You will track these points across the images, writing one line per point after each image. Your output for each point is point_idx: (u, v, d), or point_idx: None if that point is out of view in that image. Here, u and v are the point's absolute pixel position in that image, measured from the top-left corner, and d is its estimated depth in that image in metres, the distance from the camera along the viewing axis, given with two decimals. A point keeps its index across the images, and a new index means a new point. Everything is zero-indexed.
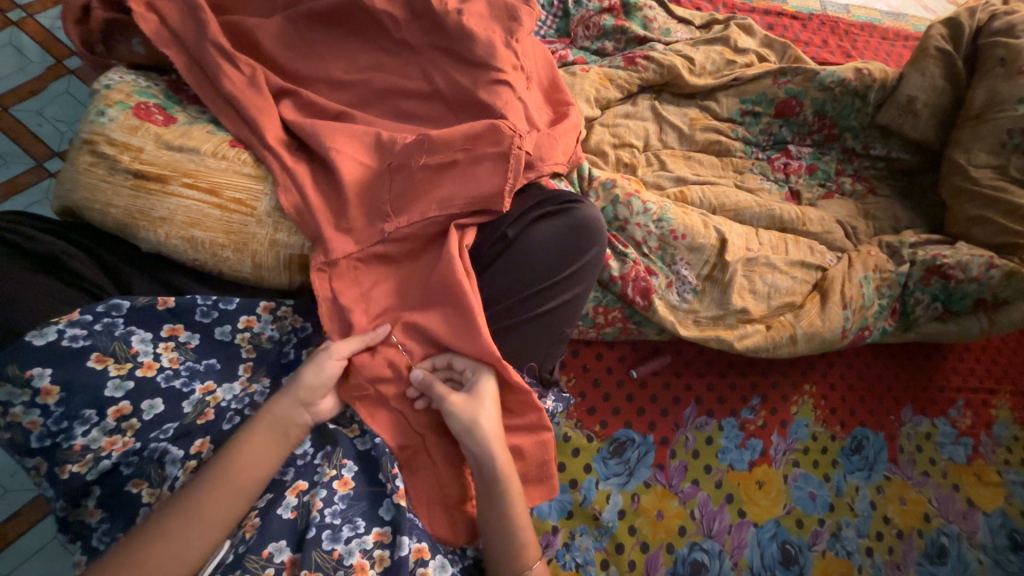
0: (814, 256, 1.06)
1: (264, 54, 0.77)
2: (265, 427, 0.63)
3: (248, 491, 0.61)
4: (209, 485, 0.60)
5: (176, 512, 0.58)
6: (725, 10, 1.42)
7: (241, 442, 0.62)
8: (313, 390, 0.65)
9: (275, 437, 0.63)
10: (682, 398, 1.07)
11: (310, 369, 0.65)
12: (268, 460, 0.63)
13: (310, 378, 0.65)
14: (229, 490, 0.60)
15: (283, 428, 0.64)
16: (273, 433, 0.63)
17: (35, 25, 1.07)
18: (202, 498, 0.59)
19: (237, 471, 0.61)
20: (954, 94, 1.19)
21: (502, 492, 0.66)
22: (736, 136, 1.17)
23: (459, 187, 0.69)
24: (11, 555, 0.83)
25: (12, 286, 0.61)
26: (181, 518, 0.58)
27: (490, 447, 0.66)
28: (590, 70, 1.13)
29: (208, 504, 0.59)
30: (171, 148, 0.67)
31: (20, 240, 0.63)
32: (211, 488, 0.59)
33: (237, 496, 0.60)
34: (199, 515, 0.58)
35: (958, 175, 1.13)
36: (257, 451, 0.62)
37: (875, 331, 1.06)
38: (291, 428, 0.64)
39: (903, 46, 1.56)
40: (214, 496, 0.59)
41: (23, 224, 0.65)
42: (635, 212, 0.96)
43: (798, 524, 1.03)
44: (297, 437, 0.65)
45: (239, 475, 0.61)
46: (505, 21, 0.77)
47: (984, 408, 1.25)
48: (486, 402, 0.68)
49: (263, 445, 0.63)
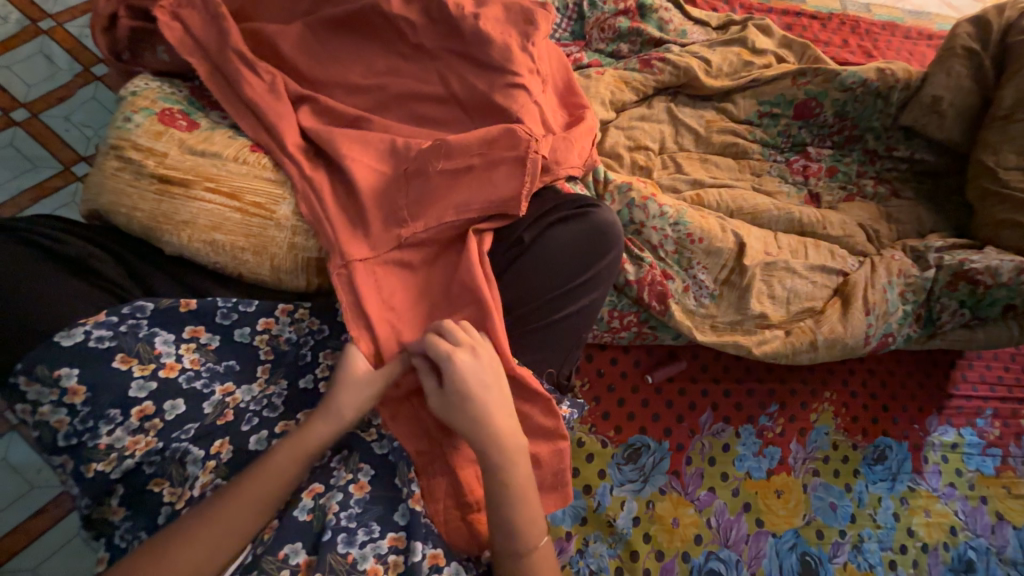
0: (835, 260, 1.04)
1: (283, 60, 0.78)
2: (296, 443, 0.63)
3: (270, 499, 0.61)
4: (235, 490, 0.60)
5: (204, 516, 0.59)
6: (742, 10, 1.41)
7: (273, 454, 0.62)
8: (348, 410, 0.64)
9: (303, 453, 0.63)
10: (698, 404, 1.05)
11: (350, 393, 0.64)
12: (293, 472, 0.62)
13: (356, 404, 0.65)
14: (256, 500, 0.60)
15: (310, 440, 0.63)
16: (303, 448, 0.63)
17: (63, 34, 1.10)
18: (231, 505, 0.59)
19: (265, 483, 0.61)
20: (982, 94, 1.16)
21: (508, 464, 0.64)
22: (754, 139, 1.16)
23: (475, 192, 0.69)
24: (37, 549, 0.86)
25: (41, 288, 0.62)
26: (208, 523, 0.58)
27: (491, 414, 0.64)
28: (605, 73, 1.13)
29: (237, 513, 0.59)
30: (195, 153, 0.69)
31: (50, 244, 0.65)
32: (240, 497, 0.60)
33: (262, 506, 0.61)
34: (226, 522, 0.59)
35: (987, 177, 1.10)
36: (287, 466, 0.62)
37: (898, 338, 1.04)
38: (321, 445, 0.64)
39: (927, 45, 1.53)
40: (239, 502, 0.60)
41: (53, 228, 0.67)
42: (651, 216, 0.95)
43: (818, 534, 1.01)
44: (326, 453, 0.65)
45: (267, 487, 0.61)
46: (521, 25, 0.77)
47: (1014, 417, 1.21)
48: (469, 392, 0.63)
49: (293, 459, 0.62)
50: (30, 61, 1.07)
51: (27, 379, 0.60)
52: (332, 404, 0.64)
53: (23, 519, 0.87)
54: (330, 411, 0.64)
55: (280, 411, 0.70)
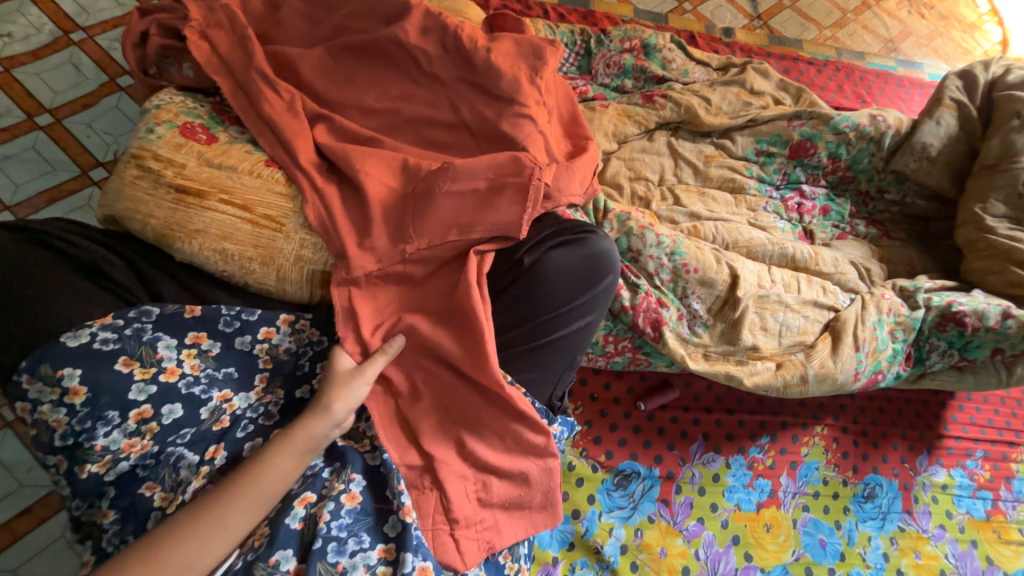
0: (826, 296, 1.06)
1: (303, 81, 0.82)
2: (290, 444, 0.64)
3: (263, 498, 0.61)
4: (227, 491, 0.60)
5: (200, 516, 0.58)
6: (743, 53, 1.47)
7: (269, 456, 0.63)
8: (338, 403, 0.66)
9: (298, 453, 0.64)
10: (690, 433, 1.06)
11: (338, 389, 0.67)
12: (292, 473, 0.63)
13: (345, 399, 0.67)
14: (250, 498, 0.60)
15: (302, 437, 0.64)
16: (298, 448, 0.64)
17: (93, 45, 1.14)
18: (226, 503, 0.59)
19: (260, 482, 0.61)
20: (969, 144, 1.21)
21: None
22: (751, 174, 1.19)
23: (478, 215, 0.72)
24: (20, 550, 0.85)
25: (54, 289, 0.64)
26: (204, 523, 0.58)
27: None
28: (609, 107, 1.18)
29: (231, 511, 0.59)
30: (212, 165, 0.72)
31: (64, 247, 0.67)
32: (235, 495, 0.60)
33: (254, 503, 0.61)
34: (222, 521, 0.59)
35: (973, 223, 1.13)
36: (285, 467, 0.63)
37: (888, 376, 1.06)
38: (315, 444, 0.65)
39: (919, 93, 1.60)
40: (231, 502, 0.60)
41: (67, 231, 0.69)
42: (648, 245, 0.97)
43: (807, 572, 1.00)
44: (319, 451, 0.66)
45: (265, 488, 0.61)
46: (530, 59, 0.82)
47: (1004, 460, 1.22)
48: None
49: (290, 461, 0.63)
50: (59, 69, 1.11)
51: (31, 377, 0.61)
52: (321, 400, 0.66)
53: (8, 519, 0.86)
54: (319, 407, 0.66)
55: (276, 420, 0.72)
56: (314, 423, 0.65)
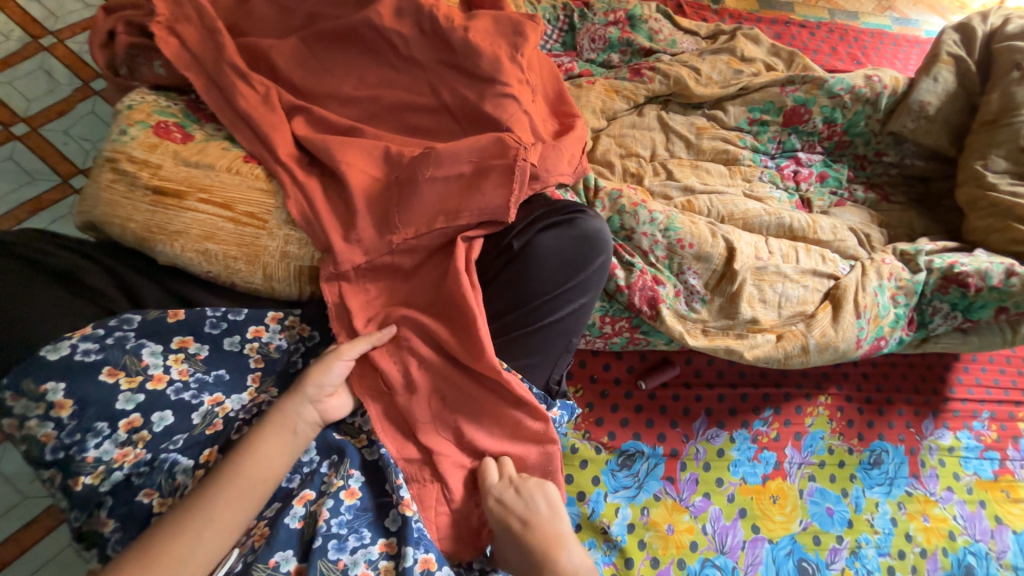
0: (825, 264, 1.05)
1: (276, 72, 0.79)
2: (274, 427, 0.64)
3: (250, 485, 0.60)
4: (214, 484, 0.59)
5: (191, 511, 0.58)
6: (732, 20, 1.43)
7: (253, 442, 0.62)
8: (312, 382, 0.66)
9: (283, 435, 0.64)
10: (692, 410, 1.05)
11: (314, 369, 0.67)
12: (281, 457, 0.63)
13: (320, 378, 0.66)
14: (235, 486, 0.59)
15: (283, 420, 0.64)
16: (283, 430, 0.64)
17: (64, 49, 1.12)
18: (213, 495, 0.59)
19: (245, 468, 0.61)
20: (968, 100, 1.17)
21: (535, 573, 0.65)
22: (744, 145, 1.17)
23: (464, 201, 0.70)
24: (28, 561, 0.86)
25: (33, 302, 0.63)
26: (196, 516, 0.57)
27: None
28: (596, 83, 1.15)
29: (219, 501, 0.58)
30: (189, 164, 0.70)
31: (37, 256, 0.66)
32: (221, 486, 0.59)
33: (241, 490, 0.60)
34: (210, 513, 0.58)
35: (974, 182, 1.11)
36: (267, 450, 0.62)
37: (891, 341, 1.04)
38: (300, 425, 0.65)
39: (915, 51, 1.55)
40: (218, 493, 0.59)
41: (39, 242, 0.68)
42: (641, 222, 0.96)
43: (815, 540, 1.00)
44: (306, 433, 0.66)
45: (249, 474, 0.60)
46: (510, 36, 0.79)
47: (1010, 420, 1.21)
48: None
49: (277, 444, 0.63)
50: (31, 76, 1.09)
51: (14, 394, 0.60)
52: (298, 381, 0.66)
53: (14, 530, 0.87)
54: (296, 387, 0.66)
55: None
56: (296, 403, 0.65)
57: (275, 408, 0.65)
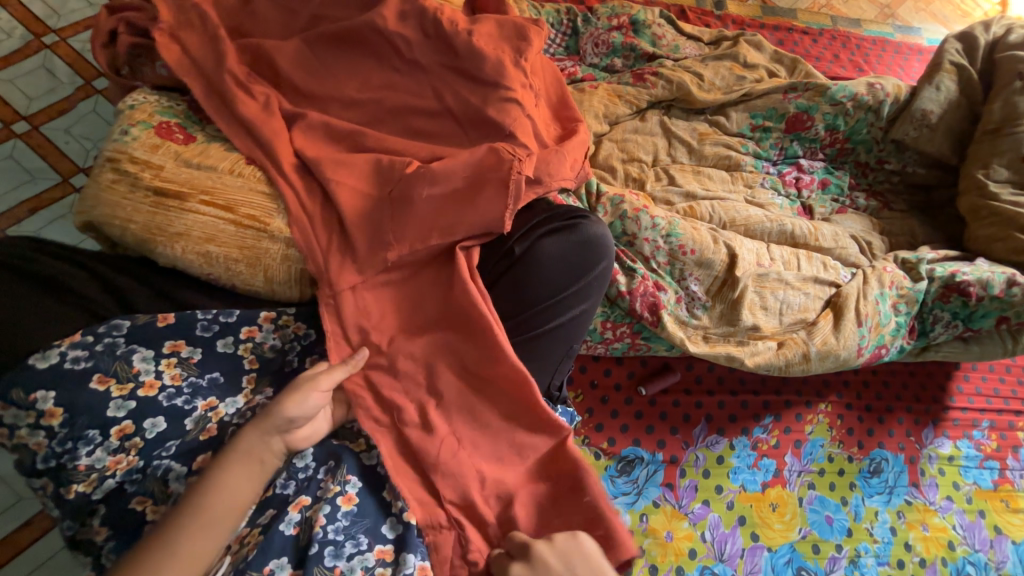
0: (827, 272, 1.05)
1: (279, 74, 0.79)
2: (240, 458, 0.61)
3: (213, 521, 0.58)
4: (177, 520, 0.57)
5: (153, 550, 0.56)
6: (735, 26, 1.43)
7: (217, 475, 0.60)
8: (280, 413, 0.63)
9: (250, 466, 0.61)
10: (692, 416, 1.05)
11: (283, 399, 0.64)
12: (246, 489, 0.61)
13: (288, 410, 0.63)
14: (197, 522, 0.57)
15: (248, 452, 0.62)
16: (249, 461, 0.62)
17: (66, 48, 1.11)
18: (174, 533, 0.57)
19: (207, 504, 0.58)
20: (970, 109, 1.18)
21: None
22: (746, 151, 1.17)
23: (460, 216, 0.70)
24: (22, 563, 0.85)
25: (25, 309, 0.63)
26: (159, 557, 0.55)
27: None
28: (599, 87, 1.15)
29: (180, 539, 0.56)
30: (190, 166, 0.70)
31: (21, 263, 0.66)
32: (183, 522, 0.57)
33: (203, 527, 0.58)
34: (172, 552, 0.56)
35: (976, 191, 1.11)
36: (232, 483, 0.60)
37: (892, 349, 1.04)
38: (266, 455, 0.63)
39: (917, 60, 1.56)
40: (181, 530, 0.57)
41: (29, 248, 0.68)
42: (643, 227, 0.95)
43: (814, 549, 1.00)
44: (274, 462, 0.63)
45: (212, 510, 0.58)
46: (514, 40, 0.79)
47: (1011, 429, 1.21)
48: None
49: (244, 476, 0.61)
50: (33, 74, 1.08)
51: (2, 403, 0.60)
52: (264, 410, 0.64)
53: (9, 532, 0.86)
54: (261, 416, 0.63)
55: None
56: (263, 432, 0.63)
57: (240, 437, 0.62)
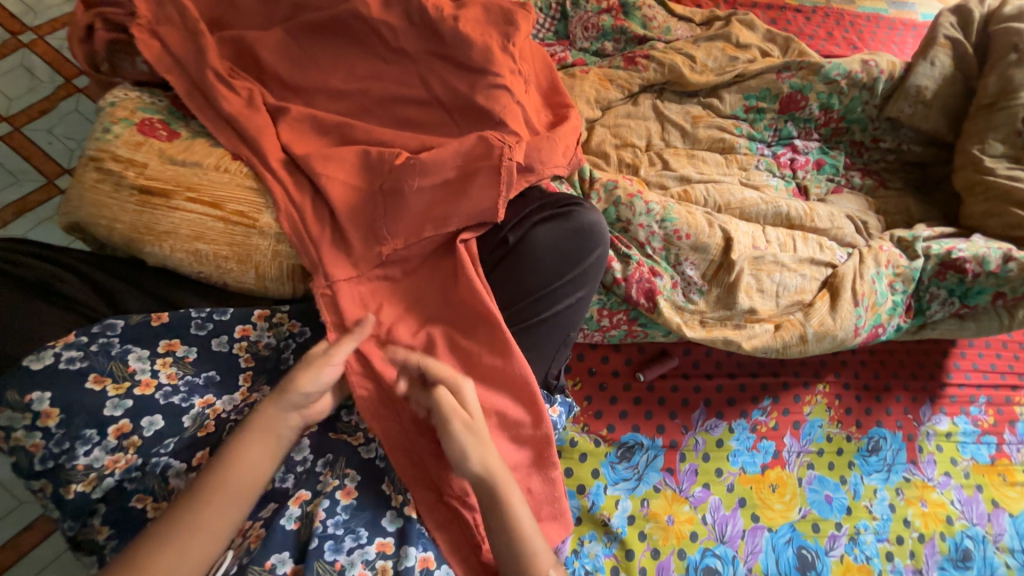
0: (823, 252, 1.04)
1: (262, 66, 0.77)
2: (260, 431, 0.62)
3: (237, 493, 0.59)
4: (201, 495, 0.58)
5: (173, 524, 0.56)
6: (727, 5, 1.41)
7: (236, 449, 0.60)
8: (298, 388, 0.63)
9: (268, 440, 0.62)
10: (691, 400, 1.05)
11: (301, 374, 0.64)
12: (264, 463, 0.61)
13: (308, 382, 0.64)
14: (222, 495, 0.58)
15: (270, 425, 0.62)
16: (267, 435, 0.62)
17: (45, 46, 1.09)
18: (199, 506, 0.57)
19: (230, 477, 0.59)
20: (965, 83, 1.16)
21: (512, 499, 0.64)
22: (740, 133, 1.15)
23: (453, 206, 0.69)
24: (27, 566, 0.85)
25: (14, 313, 0.62)
26: (179, 528, 0.56)
27: None
28: (590, 72, 1.13)
29: (204, 513, 0.57)
30: (175, 162, 0.68)
31: (9, 267, 0.65)
32: (206, 496, 0.58)
33: (228, 498, 0.58)
34: (196, 525, 0.57)
35: (971, 166, 1.10)
36: (254, 456, 0.61)
37: (889, 328, 1.04)
38: (284, 428, 0.63)
39: (911, 36, 1.54)
40: (205, 505, 0.57)
41: (18, 250, 0.67)
42: (637, 213, 0.94)
43: (814, 528, 1.01)
44: (291, 436, 0.64)
45: (235, 483, 0.59)
46: (501, 25, 0.77)
47: (1007, 404, 1.21)
48: None
49: (263, 449, 0.61)
50: (12, 74, 1.06)
51: None
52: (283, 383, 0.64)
53: (11, 535, 0.86)
54: (279, 390, 0.63)
55: None
56: (280, 407, 0.63)
57: (258, 412, 0.62)
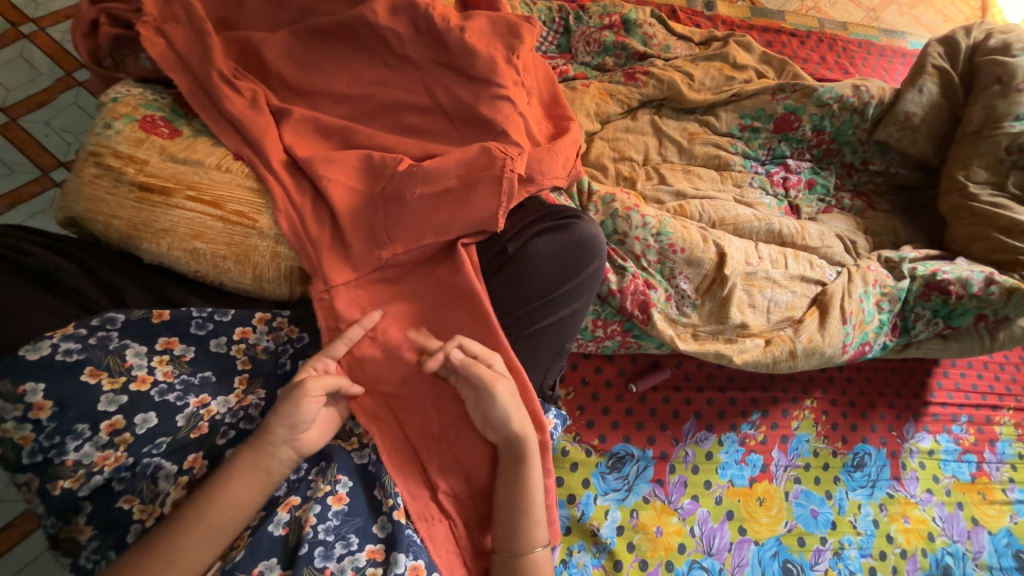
0: (813, 270, 1.06)
1: (267, 68, 0.78)
2: (247, 467, 0.61)
3: (221, 526, 0.59)
4: (183, 526, 0.58)
5: (153, 552, 0.57)
6: (724, 27, 1.44)
7: (222, 482, 0.60)
8: (282, 424, 0.62)
9: (257, 475, 0.61)
10: (682, 412, 1.06)
11: (286, 407, 0.63)
12: (248, 499, 0.61)
13: (289, 418, 0.62)
14: (205, 528, 0.59)
15: (262, 463, 0.61)
16: (256, 470, 0.61)
17: (46, 38, 1.08)
18: (179, 536, 0.58)
19: (213, 510, 0.59)
20: (951, 111, 1.20)
21: (534, 475, 0.69)
22: (735, 151, 1.18)
23: (454, 215, 0.70)
24: (3, 565, 0.83)
25: (8, 301, 0.61)
26: (159, 554, 0.57)
27: None
28: (590, 86, 1.15)
29: (183, 544, 0.58)
30: (177, 160, 0.68)
31: (17, 257, 0.65)
32: (187, 526, 0.58)
33: (213, 530, 0.59)
34: (174, 555, 0.57)
35: (957, 191, 1.14)
36: (238, 491, 0.60)
37: (875, 347, 1.06)
38: (274, 464, 0.62)
39: (899, 63, 1.59)
40: (187, 537, 0.58)
41: (22, 239, 0.66)
42: (634, 226, 0.96)
43: (800, 542, 1.02)
44: (281, 471, 0.63)
45: (217, 515, 0.59)
46: (505, 37, 0.78)
47: (988, 424, 1.24)
48: None
49: (242, 480, 0.60)
50: (10, 65, 1.05)
51: None
52: (267, 419, 0.63)
53: None
54: (265, 424, 0.63)
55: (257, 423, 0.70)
56: (267, 441, 0.62)
57: (246, 448, 0.62)
